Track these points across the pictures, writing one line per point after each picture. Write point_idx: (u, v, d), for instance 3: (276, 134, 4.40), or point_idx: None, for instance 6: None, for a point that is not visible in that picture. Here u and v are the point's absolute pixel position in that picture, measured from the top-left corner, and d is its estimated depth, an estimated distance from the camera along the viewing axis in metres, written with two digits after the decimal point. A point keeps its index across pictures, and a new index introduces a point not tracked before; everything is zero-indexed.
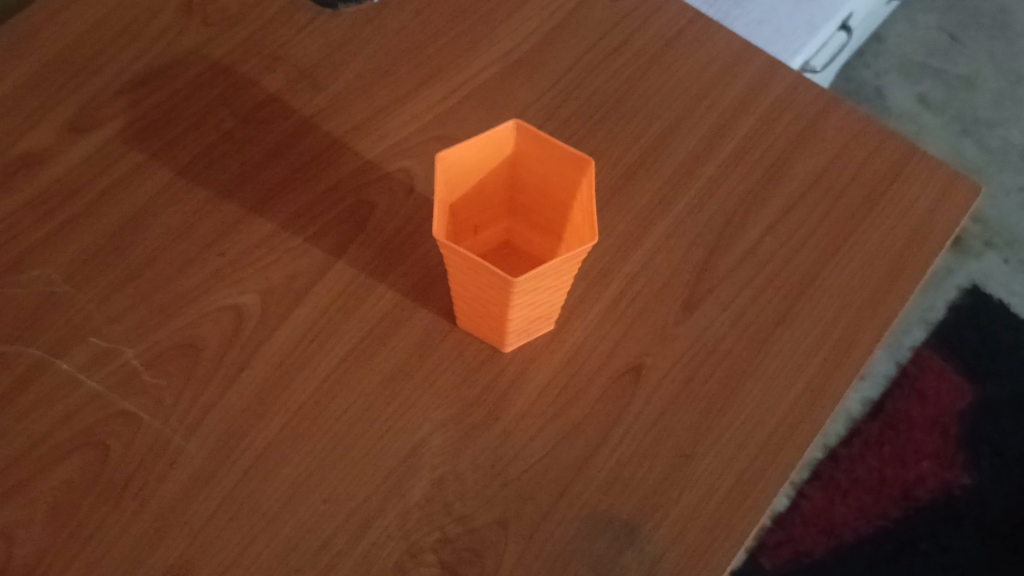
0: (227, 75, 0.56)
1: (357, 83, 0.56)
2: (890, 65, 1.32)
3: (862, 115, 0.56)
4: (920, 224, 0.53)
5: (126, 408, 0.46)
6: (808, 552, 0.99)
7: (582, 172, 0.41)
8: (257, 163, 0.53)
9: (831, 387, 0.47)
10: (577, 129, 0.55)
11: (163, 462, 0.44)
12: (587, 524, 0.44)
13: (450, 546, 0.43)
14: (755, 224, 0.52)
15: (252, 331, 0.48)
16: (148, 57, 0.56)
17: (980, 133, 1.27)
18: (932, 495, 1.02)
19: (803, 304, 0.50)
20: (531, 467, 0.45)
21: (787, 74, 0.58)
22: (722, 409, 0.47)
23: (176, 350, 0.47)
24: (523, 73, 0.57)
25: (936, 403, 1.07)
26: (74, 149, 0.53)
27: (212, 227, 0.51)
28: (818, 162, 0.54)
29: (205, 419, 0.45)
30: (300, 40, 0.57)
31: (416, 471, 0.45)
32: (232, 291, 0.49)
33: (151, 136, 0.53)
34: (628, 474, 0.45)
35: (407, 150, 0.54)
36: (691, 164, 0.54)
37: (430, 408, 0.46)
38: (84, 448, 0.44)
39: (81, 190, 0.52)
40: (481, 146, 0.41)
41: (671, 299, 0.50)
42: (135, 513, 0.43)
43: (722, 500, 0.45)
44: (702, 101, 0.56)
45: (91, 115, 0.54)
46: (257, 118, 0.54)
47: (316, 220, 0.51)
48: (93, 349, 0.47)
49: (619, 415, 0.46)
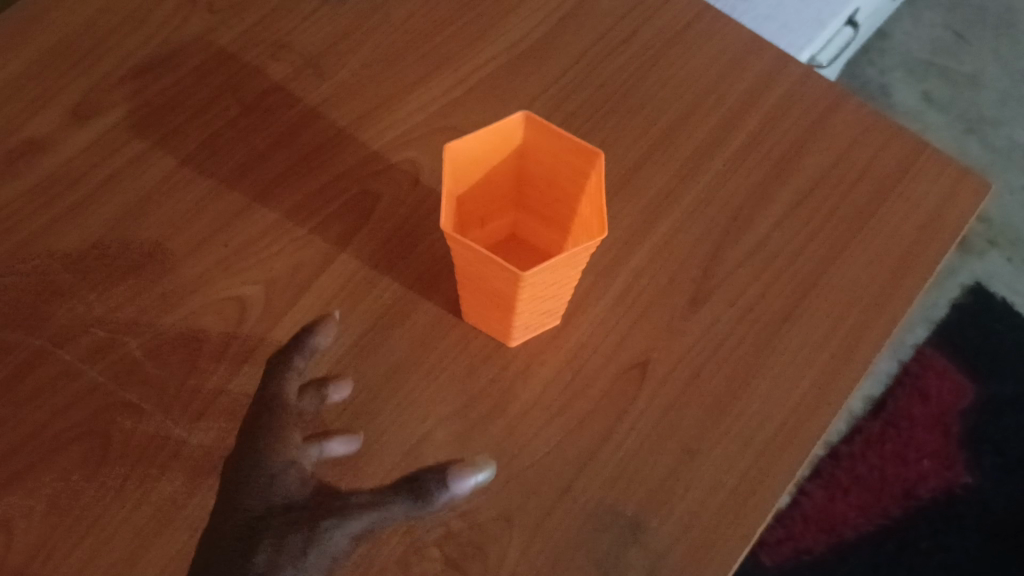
0: (232, 62, 0.55)
1: (362, 73, 0.55)
2: (894, 63, 1.31)
3: (871, 110, 0.56)
4: (929, 221, 0.52)
5: (128, 398, 0.45)
6: (808, 549, 0.99)
7: (591, 164, 0.41)
8: (262, 153, 0.52)
9: (838, 384, 0.47)
10: (584, 122, 0.54)
11: (165, 453, 0.44)
12: (591, 520, 0.44)
13: (454, 541, 0.43)
14: (763, 219, 0.52)
15: (256, 322, 0.47)
16: (153, 44, 0.56)
17: (985, 132, 1.27)
18: (933, 495, 1.02)
19: (810, 301, 0.49)
20: (536, 462, 0.45)
21: (796, 68, 0.57)
22: (728, 405, 0.46)
23: (178, 340, 0.47)
24: (530, 64, 0.56)
25: (937, 402, 1.07)
26: (78, 136, 0.52)
27: (215, 218, 0.50)
28: (827, 156, 0.54)
29: (208, 411, 0.45)
30: (305, 29, 0.57)
31: (420, 466, 0.44)
32: (236, 282, 0.48)
33: (155, 123, 0.53)
34: (633, 470, 0.45)
35: (413, 141, 0.53)
36: (698, 158, 0.53)
37: (434, 401, 0.46)
38: (86, 438, 0.44)
39: (83, 178, 0.51)
40: (487, 137, 0.41)
41: (679, 294, 0.49)
42: (137, 503, 0.43)
43: (727, 497, 0.44)
44: (711, 94, 0.56)
45: (95, 102, 0.53)
46: (261, 106, 0.54)
47: (321, 210, 0.51)
48: (95, 338, 0.47)
49: (624, 411, 0.46)
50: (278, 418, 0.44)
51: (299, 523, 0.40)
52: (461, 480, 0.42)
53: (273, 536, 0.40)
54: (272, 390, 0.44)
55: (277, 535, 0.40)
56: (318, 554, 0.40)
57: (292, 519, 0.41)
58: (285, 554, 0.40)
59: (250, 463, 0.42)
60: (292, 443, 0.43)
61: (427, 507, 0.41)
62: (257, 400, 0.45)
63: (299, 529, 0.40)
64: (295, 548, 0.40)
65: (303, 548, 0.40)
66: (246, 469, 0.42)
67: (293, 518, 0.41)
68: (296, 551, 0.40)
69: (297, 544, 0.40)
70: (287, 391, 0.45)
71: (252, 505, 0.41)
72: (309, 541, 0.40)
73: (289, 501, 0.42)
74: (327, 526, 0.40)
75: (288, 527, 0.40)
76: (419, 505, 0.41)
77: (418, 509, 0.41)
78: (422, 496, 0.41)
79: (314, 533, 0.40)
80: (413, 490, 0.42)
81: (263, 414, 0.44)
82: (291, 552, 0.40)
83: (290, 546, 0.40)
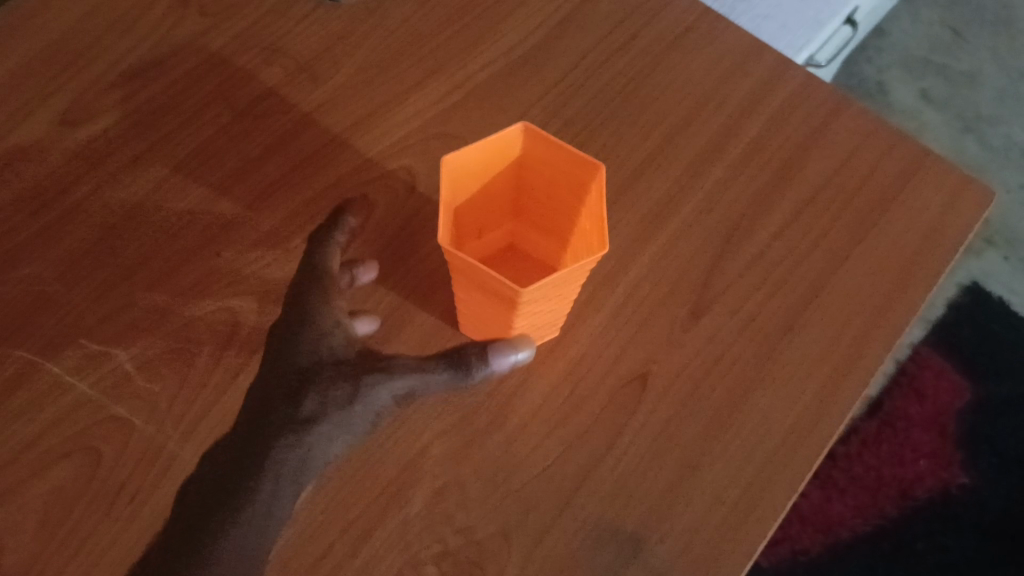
0: (225, 67, 0.54)
1: (358, 77, 0.54)
2: (892, 60, 1.30)
3: (873, 116, 0.55)
4: (931, 229, 0.52)
5: (119, 412, 0.44)
6: (805, 550, 0.98)
7: (591, 176, 0.40)
8: (255, 160, 0.51)
9: (841, 396, 0.47)
10: (583, 128, 0.54)
11: (157, 468, 0.43)
12: (591, 536, 0.43)
13: (451, 558, 0.42)
14: (765, 228, 0.51)
15: (249, 334, 0.46)
16: (143, 48, 0.55)
17: (983, 130, 1.26)
18: (930, 495, 1.01)
19: (812, 312, 0.49)
20: (535, 477, 0.44)
21: (798, 73, 0.56)
22: (729, 418, 0.46)
23: (169, 352, 0.46)
24: (528, 69, 0.55)
25: (934, 402, 1.06)
26: (66, 143, 0.51)
27: (208, 226, 0.49)
28: (829, 163, 0.53)
29: (200, 425, 0.44)
30: (298, 33, 0.56)
31: (417, 481, 0.44)
32: (228, 292, 0.48)
33: (146, 130, 0.52)
34: (632, 486, 0.44)
35: (409, 148, 0.52)
36: (698, 165, 0.53)
37: (430, 415, 0.45)
38: (77, 454, 0.43)
39: (72, 186, 0.50)
40: (486, 147, 0.40)
41: (679, 305, 0.48)
42: (128, 521, 0.42)
43: (728, 512, 0.44)
44: (712, 100, 0.55)
45: (84, 107, 0.52)
46: (254, 112, 0.53)
47: (315, 219, 0.50)
48: (85, 350, 0.46)
49: (624, 425, 0.45)
50: (323, 284, 0.45)
51: (345, 376, 0.43)
52: (500, 357, 0.43)
53: (320, 385, 0.43)
54: (317, 259, 0.46)
55: (325, 384, 0.43)
56: (363, 407, 0.42)
57: (340, 372, 0.43)
58: (331, 403, 0.42)
59: (301, 321, 0.45)
60: (338, 307, 0.45)
61: (467, 379, 0.43)
62: (303, 267, 0.47)
63: (346, 382, 0.42)
64: (342, 397, 0.42)
65: (349, 399, 0.42)
66: (297, 325, 0.45)
67: (338, 371, 0.43)
68: (342, 402, 0.42)
69: (343, 395, 0.42)
70: (331, 262, 0.47)
71: (303, 356, 0.44)
72: (355, 393, 0.42)
73: (334, 357, 0.44)
74: (373, 381, 0.42)
75: (336, 378, 0.43)
76: (460, 376, 0.43)
77: (459, 380, 0.43)
78: (462, 369, 0.43)
79: (360, 387, 0.42)
80: (457, 359, 0.43)
81: (311, 280, 0.46)
82: (338, 401, 0.42)
83: (336, 396, 0.42)
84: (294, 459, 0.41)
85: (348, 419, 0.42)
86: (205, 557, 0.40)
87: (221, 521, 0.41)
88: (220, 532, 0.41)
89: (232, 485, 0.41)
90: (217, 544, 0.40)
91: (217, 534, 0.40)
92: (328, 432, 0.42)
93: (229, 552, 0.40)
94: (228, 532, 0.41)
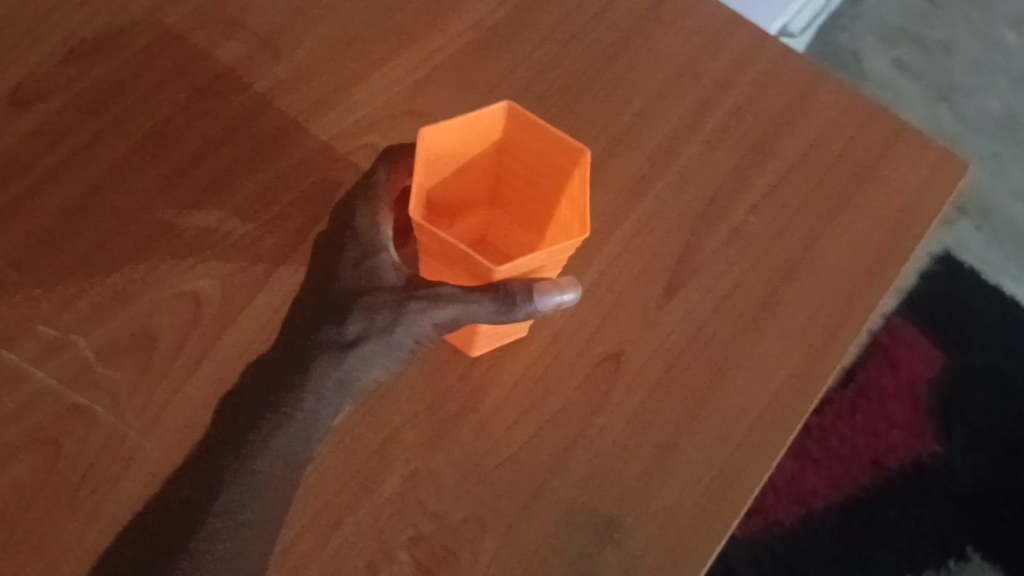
0: (182, 43, 0.52)
1: (321, 52, 0.53)
2: (867, 28, 1.27)
3: (848, 91, 0.55)
4: (905, 207, 0.51)
5: (79, 402, 0.43)
6: (779, 521, 0.93)
7: (571, 163, 0.40)
8: (215, 139, 0.50)
9: (815, 375, 0.46)
10: (555, 103, 0.52)
11: (119, 460, 0.42)
12: (566, 520, 0.43)
13: (424, 543, 0.42)
14: (739, 205, 0.50)
15: (213, 319, 0.45)
16: (97, 22, 0.53)
17: (957, 100, 1.24)
18: (902, 466, 0.96)
19: (786, 289, 0.48)
20: (508, 461, 0.43)
21: (772, 47, 0.56)
22: (704, 397, 0.45)
23: (131, 340, 0.45)
24: (498, 42, 0.54)
25: (907, 371, 1.01)
26: (19, 122, 0.49)
27: (168, 208, 0.48)
28: (803, 138, 0.53)
29: (165, 413, 0.43)
30: (260, 7, 0.54)
31: (387, 466, 0.43)
32: (191, 276, 0.46)
33: (102, 109, 0.50)
34: (608, 468, 0.44)
35: (375, 125, 0.51)
36: (672, 141, 0.52)
37: (400, 399, 0.44)
38: (34, 447, 0.42)
39: (25, 169, 0.48)
40: (470, 124, 0.40)
41: (653, 283, 0.48)
42: (90, 514, 0.41)
43: (704, 493, 0.43)
44: (685, 73, 0.54)
45: (36, 86, 0.50)
46: (214, 89, 0.51)
47: (279, 200, 0.48)
48: (41, 339, 0.44)
49: (598, 406, 0.45)
50: (372, 205, 0.46)
51: (387, 302, 0.44)
52: (545, 298, 0.39)
53: (364, 310, 0.44)
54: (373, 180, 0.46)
55: (369, 308, 0.44)
56: (404, 331, 0.43)
57: (384, 298, 0.44)
58: (374, 329, 0.44)
59: (348, 243, 0.46)
60: (384, 230, 0.46)
61: (509, 316, 0.39)
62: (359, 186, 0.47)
63: (390, 307, 0.43)
64: (383, 322, 0.43)
65: (389, 325, 0.43)
66: (344, 247, 0.46)
67: (382, 298, 0.44)
68: (384, 326, 0.43)
69: (385, 320, 0.43)
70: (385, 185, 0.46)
71: (348, 280, 0.45)
72: (395, 319, 0.43)
73: (377, 283, 0.45)
74: (414, 308, 0.42)
75: (380, 303, 0.44)
76: (501, 312, 0.39)
77: (502, 314, 0.39)
78: (504, 305, 0.39)
79: (400, 313, 0.43)
80: (498, 292, 0.39)
81: (361, 201, 0.46)
82: (380, 326, 0.43)
83: (379, 321, 0.43)
84: (332, 381, 0.43)
85: (389, 343, 0.43)
86: (242, 466, 0.41)
87: (259, 431, 0.42)
88: (259, 445, 0.42)
89: (271, 399, 0.43)
90: (253, 454, 0.42)
91: (251, 447, 0.42)
92: (368, 354, 0.43)
93: (263, 464, 0.41)
94: (263, 446, 0.42)
